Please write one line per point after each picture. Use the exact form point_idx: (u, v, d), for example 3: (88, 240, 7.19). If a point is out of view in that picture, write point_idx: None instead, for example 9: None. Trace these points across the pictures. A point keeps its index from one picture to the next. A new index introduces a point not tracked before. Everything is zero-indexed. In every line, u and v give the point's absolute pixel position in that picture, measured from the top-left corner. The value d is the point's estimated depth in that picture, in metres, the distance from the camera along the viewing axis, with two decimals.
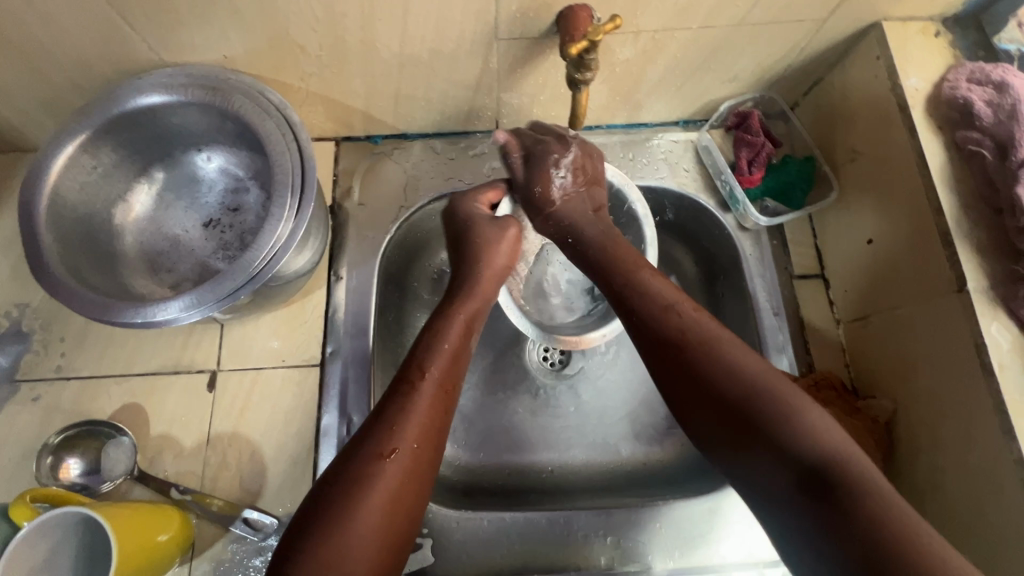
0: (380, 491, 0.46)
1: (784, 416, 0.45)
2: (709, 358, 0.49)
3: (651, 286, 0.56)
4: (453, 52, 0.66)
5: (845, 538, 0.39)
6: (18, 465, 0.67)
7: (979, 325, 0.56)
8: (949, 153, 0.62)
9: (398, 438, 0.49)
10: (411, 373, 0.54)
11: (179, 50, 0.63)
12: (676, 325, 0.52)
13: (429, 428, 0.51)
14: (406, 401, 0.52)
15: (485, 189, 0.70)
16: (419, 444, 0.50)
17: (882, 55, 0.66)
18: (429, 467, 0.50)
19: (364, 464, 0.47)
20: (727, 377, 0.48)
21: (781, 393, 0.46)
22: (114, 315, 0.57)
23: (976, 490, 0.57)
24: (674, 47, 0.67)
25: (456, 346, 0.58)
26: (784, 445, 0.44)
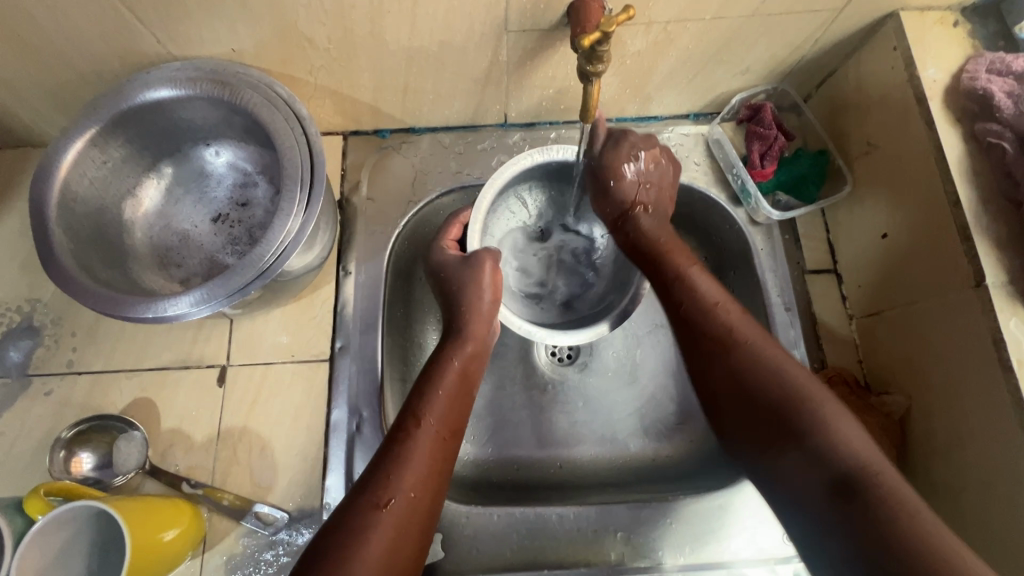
0: (378, 542, 0.46)
1: (817, 425, 0.47)
2: (750, 357, 0.53)
3: (698, 285, 0.58)
4: (462, 45, 0.65)
5: (875, 549, 0.42)
6: (31, 459, 0.68)
7: (998, 321, 0.55)
8: (968, 145, 0.60)
9: (394, 487, 0.50)
10: (405, 423, 0.55)
11: (187, 43, 0.63)
12: (724, 323, 0.55)
13: (427, 476, 0.52)
14: (403, 450, 0.53)
15: (448, 228, 0.71)
16: (415, 493, 0.50)
17: (899, 46, 0.65)
18: (428, 515, 0.51)
19: (362, 514, 0.48)
20: (770, 387, 0.51)
21: (810, 398, 0.49)
22: (125, 310, 0.57)
23: (993, 487, 0.56)
24: (685, 39, 0.66)
25: (451, 394, 0.59)
26: (814, 451, 0.47)
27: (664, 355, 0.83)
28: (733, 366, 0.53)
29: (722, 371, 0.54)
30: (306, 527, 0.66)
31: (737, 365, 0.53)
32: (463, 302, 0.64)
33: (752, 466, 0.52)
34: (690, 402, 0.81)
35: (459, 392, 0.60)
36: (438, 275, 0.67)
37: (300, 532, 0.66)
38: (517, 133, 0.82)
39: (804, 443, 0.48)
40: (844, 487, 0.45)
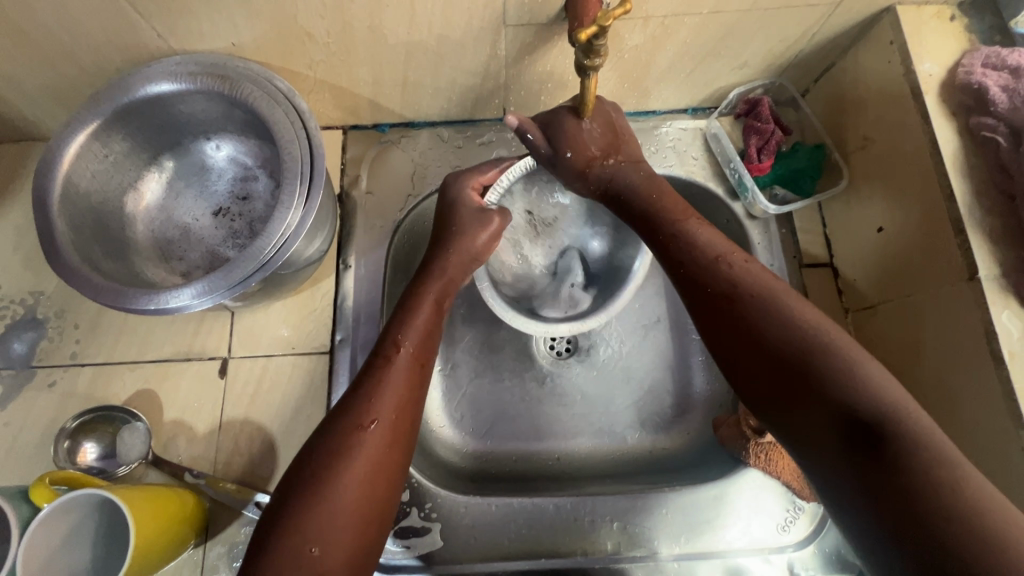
0: (361, 460, 0.48)
1: (832, 365, 0.45)
2: (759, 302, 0.50)
3: (697, 233, 0.57)
4: (461, 39, 0.65)
5: (898, 493, 0.39)
6: (36, 449, 0.69)
7: (990, 314, 0.55)
8: (963, 139, 0.61)
9: (376, 410, 0.50)
10: (386, 351, 0.55)
11: (187, 37, 0.63)
12: (728, 271, 0.53)
13: (401, 409, 0.52)
14: (383, 375, 0.53)
15: (481, 169, 0.70)
16: (396, 415, 0.51)
17: (896, 40, 0.65)
18: (410, 436, 0.52)
19: (344, 436, 0.49)
20: (779, 334, 0.48)
21: (831, 345, 0.46)
22: (128, 302, 0.58)
23: (983, 478, 0.57)
24: (683, 33, 0.67)
25: (428, 324, 0.59)
26: (829, 391, 0.44)
27: (661, 348, 0.83)
28: (738, 313, 0.50)
29: (728, 320, 0.51)
30: None
31: (739, 309, 0.50)
32: (456, 242, 0.64)
33: (766, 419, 0.49)
34: (686, 395, 0.82)
35: (432, 331, 0.59)
36: (445, 211, 0.67)
37: None
38: None
39: (819, 388, 0.44)
40: (864, 432, 0.42)
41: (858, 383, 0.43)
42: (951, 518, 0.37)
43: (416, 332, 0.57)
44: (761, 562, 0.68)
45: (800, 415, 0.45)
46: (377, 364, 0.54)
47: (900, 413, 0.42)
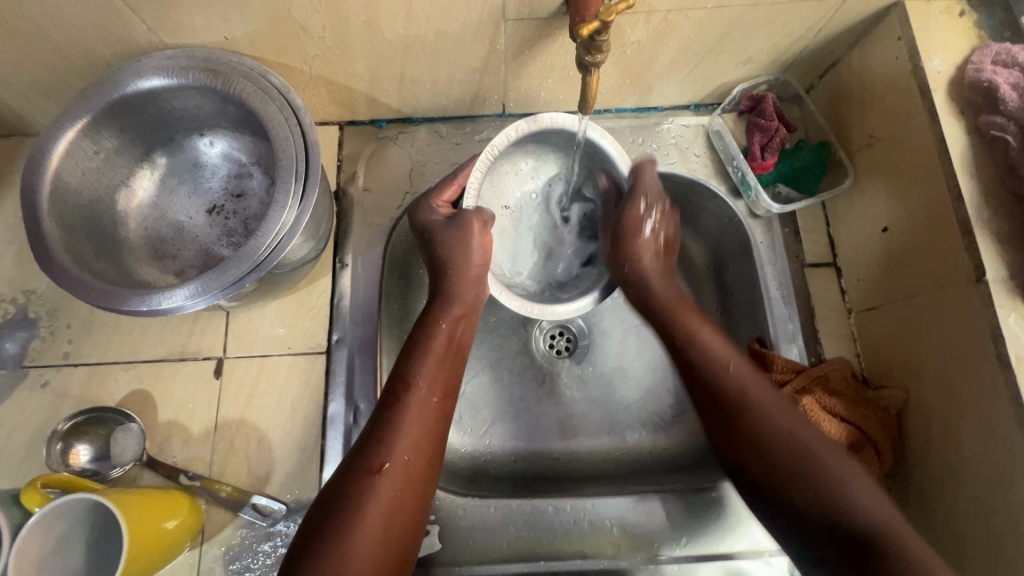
0: (377, 501, 0.50)
1: (832, 492, 0.51)
2: (760, 416, 0.56)
3: (707, 336, 0.62)
4: (459, 33, 0.64)
5: None
6: (29, 451, 0.68)
7: (997, 317, 0.54)
8: (971, 138, 0.59)
9: (388, 452, 0.52)
10: (398, 388, 0.56)
11: (178, 31, 0.62)
12: (736, 382, 0.58)
13: (421, 438, 0.54)
14: (396, 414, 0.55)
15: (443, 186, 0.69)
16: (410, 455, 0.53)
17: (904, 35, 0.63)
18: (427, 475, 0.54)
19: (359, 477, 0.51)
20: (783, 445, 0.54)
21: (824, 462, 0.52)
22: (119, 303, 0.57)
23: (988, 482, 0.56)
24: (686, 28, 0.65)
25: (440, 357, 0.60)
26: (830, 513, 0.50)
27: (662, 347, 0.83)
28: (748, 440, 0.56)
29: (739, 434, 0.56)
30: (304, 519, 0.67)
31: (746, 424, 0.56)
32: (451, 267, 0.64)
33: (762, 509, 0.56)
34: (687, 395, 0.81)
35: (448, 356, 0.61)
36: (424, 235, 0.66)
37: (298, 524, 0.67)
38: (515, 123, 0.81)
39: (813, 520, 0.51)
40: (860, 548, 0.48)
41: (853, 510, 0.50)
42: None
43: (432, 360, 0.59)
44: (762, 565, 0.67)
45: (808, 523, 0.52)
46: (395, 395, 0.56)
47: (891, 528, 0.49)
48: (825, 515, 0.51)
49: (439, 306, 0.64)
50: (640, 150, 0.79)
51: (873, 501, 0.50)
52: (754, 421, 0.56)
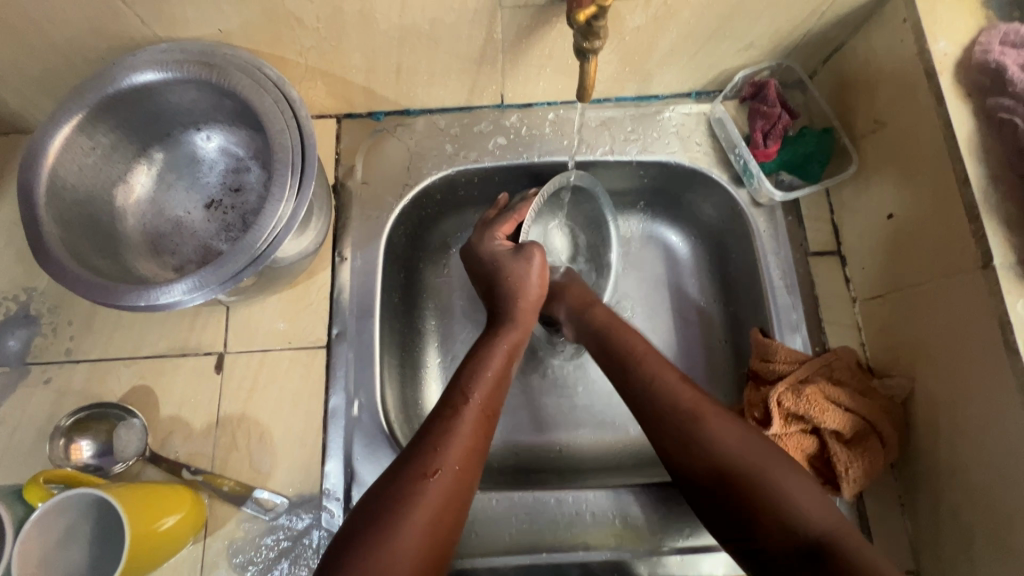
0: (425, 507, 0.49)
1: (783, 509, 0.51)
2: (705, 443, 0.56)
3: (646, 355, 0.63)
4: (456, 22, 0.63)
5: None
6: (32, 447, 0.68)
7: (1004, 303, 0.53)
8: (979, 121, 0.58)
9: (440, 459, 0.52)
10: (452, 399, 0.57)
11: (171, 24, 0.61)
12: (685, 413, 0.58)
13: (471, 450, 0.54)
14: (451, 423, 0.55)
15: (502, 221, 0.72)
16: (460, 465, 0.52)
17: (909, 17, 0.62)
18: (469, 490, 0.53)
19: (410, 481, 0.50)
20: (732, 456, 0.55)
21: (775, 470, 0.53)
22: (118, 299, 0.56)
23: (994, 471, 0.55)
24: (686, 13, 0.64)
25: (497, 375, 0.60)
26: (782, 515, 0.51)
27: None
28: (699, 476, 0.56)
29: (693, 455, 0.56)
30: (306, 512, 0.67)
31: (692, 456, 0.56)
32: (517, 291, 0.66)
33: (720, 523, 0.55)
34: None
35: (503, 374, 0.62)
36: (489, 265, 0.69)
37: (300, 517, 0.67)
38: (514, 114, 0.80)
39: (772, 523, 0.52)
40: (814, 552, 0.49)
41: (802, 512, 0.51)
42: None
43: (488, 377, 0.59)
44: None
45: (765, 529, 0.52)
46: (447, 406, 0.56)
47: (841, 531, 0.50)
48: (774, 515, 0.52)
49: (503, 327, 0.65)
50: (640, 138, 0.78)
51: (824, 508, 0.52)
52: (716, 452, 0.55)
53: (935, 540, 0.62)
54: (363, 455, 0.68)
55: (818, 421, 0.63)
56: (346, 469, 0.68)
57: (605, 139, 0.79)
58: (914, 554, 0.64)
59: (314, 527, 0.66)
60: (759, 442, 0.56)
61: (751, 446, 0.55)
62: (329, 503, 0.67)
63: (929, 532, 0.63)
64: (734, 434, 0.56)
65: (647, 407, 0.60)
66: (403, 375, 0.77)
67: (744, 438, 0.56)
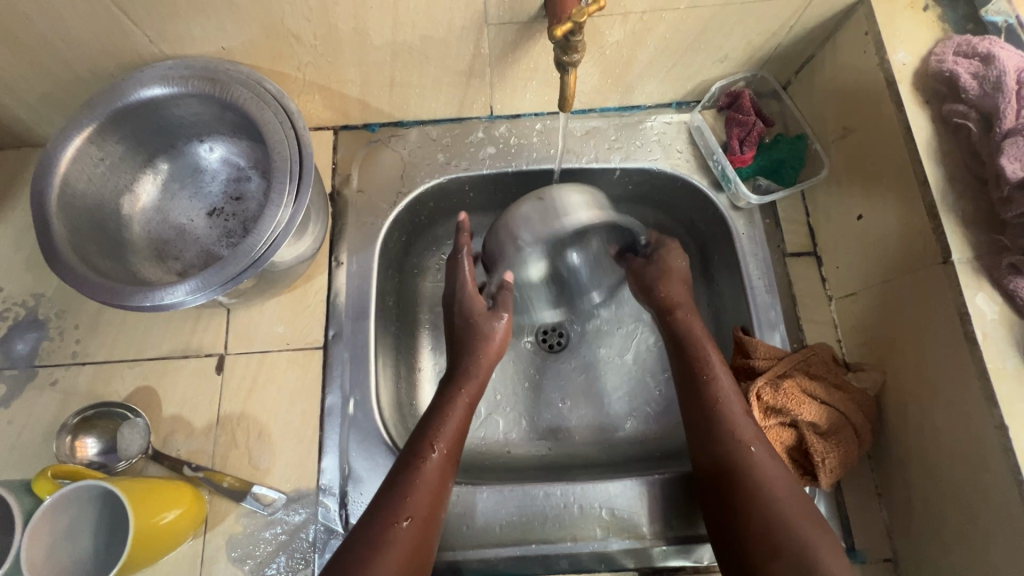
0: (392, 555, 0.55)
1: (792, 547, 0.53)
2: (752, 475, 0.58)
3: (725, 384, 0.65)
4: (444, 38, 0.67)
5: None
6: (38, 447, 0.71)
7: (963, 296, 0.56)
8: (936, 126, 0.62)
9: (409, 507, 0.58)
10: (418, 447, 0.63)
11: (177, 42, 0.65)
12: (742, 443, 0.60)
13: (434, 496, 0.60)
14: (415, 474, 0.60)
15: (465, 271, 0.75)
16: (421, 513, 0.58)
17: (870, 30, 0.66)
18: (431, 532, 0.59)
19: (379, 531, 0.56)
20: (733, 442, 0.60)
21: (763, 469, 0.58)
22: (123, 299, 0.59)
23: (960, 457, 0.57)
24: (662, 29, 0.68)
25: (460, 423, 0.66)
26: (756, 504, 0.56)
27: (649, 339, 0.86)
28: (729, 506, 0.58)
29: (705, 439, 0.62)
30: (303, 507, 0.69)
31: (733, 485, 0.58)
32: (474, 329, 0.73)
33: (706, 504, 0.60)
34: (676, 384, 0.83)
35: (465, 424, 0.68)
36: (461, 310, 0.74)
37: (297, 512, 0.69)
38: (503, 125, 0.84)
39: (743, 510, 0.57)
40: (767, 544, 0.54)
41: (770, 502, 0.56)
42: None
43: (451, 425, 0.65)
44: None
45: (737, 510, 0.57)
46: (414, 454, 0.62)
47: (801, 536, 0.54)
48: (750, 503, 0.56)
49: (462, 378, 0.70)
50: (623, 146, 0.82)
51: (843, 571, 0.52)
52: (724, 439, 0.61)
53: (910, 528, 0.64)
54: (358, 451, 0.71)
55: (795, 413, 0.66)
56: (342, 465, 0.70)
57: (590, 147, 0.82)
58: (891, 541, 0.66)
59: (311, 522, 0.69)
60: (802, 497, 0.57)
61: (797, 496, 0.57)
62: (325, 498, 0.69)
63: (904, 520, 0.65)
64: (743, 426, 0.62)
65: (704, 431, 0.63)
66: (398, 374, 0.80)
67: (793, 487, 0.58)
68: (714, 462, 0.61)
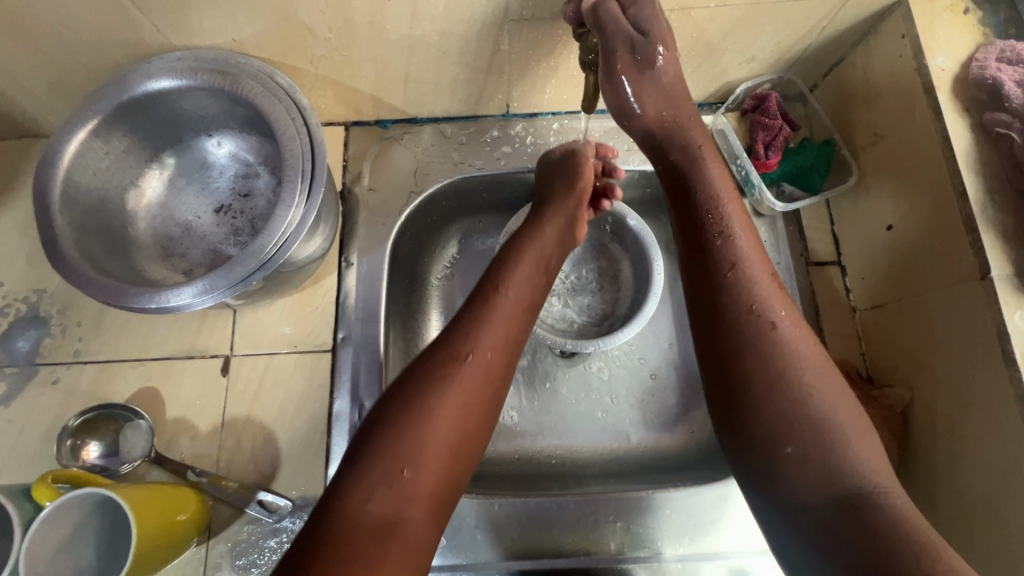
0: (449, 414, 0.49)
1: (812, 432, 0.46)
2: (785, 356, 0.49)
3: (742, 244, 0.56)
4: (465, 34, 0.65)
5: (819, 474, 0.45)
6: (39, 448, 0.69)
7: (1002, 314, 0.54)
8: (977, 135, 0.59)
9: (471, 349, 0.53)
10: (485, 290, 0.59)
11: (185, 32, 0.62)
12: (762, 318, 0.51)
13: (502, 341, 0.56)
14: (483, 313, 0.56)
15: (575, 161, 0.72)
16: (490, 356, 0.54)
17: (907, 33, 0.63)
18: (495, 379, 0.54)
19: (440, 364, 0.52)
20: (744, 310, 0.52)
21: (776, 337, 0.50)
22: (128, 300, 0.57)
23: (993, 481, 0.55)
24: (690, 28, 0.65)
25: (535, 270, 0.62)
26: (770, 373, 0.48)
27: (664, 347, 0.84)
28: (738, 377, 0.49)
29: (709, 305, 0.53)
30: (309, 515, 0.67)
31: (759, 369, 0.49)
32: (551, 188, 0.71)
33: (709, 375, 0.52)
34: (691, 394, 0.81)
35: (540, 276, 0.63)
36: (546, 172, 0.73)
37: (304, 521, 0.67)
38: (519, 123, 0.81)
39: (750, 383, 0.49)
40: (783, 429, 0.47)
41: (784, 363, 0.48)
42: (834, 474, 0.44)
43: (522, 272, 0.61)
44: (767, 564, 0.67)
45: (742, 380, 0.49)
46: (483, 295, 0.58)
47: (820, 418, 0.46)
48: (759, 371, 0.49)
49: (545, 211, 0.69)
50: None
51: (878, 463, 0.45)
52: (728, 306, 0.52)
53: None
54: None
55: None
56: None
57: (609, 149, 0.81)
58: None
59: None
60: (836, 380, 0.48)
61: (827, 379, 0.48)
62: None
63: None
64: (759, 293, 0.52)
65: (727, 307, 0.52)
66: None
67: (822, 363, 0.49)
68: (721, 328, 0.52)
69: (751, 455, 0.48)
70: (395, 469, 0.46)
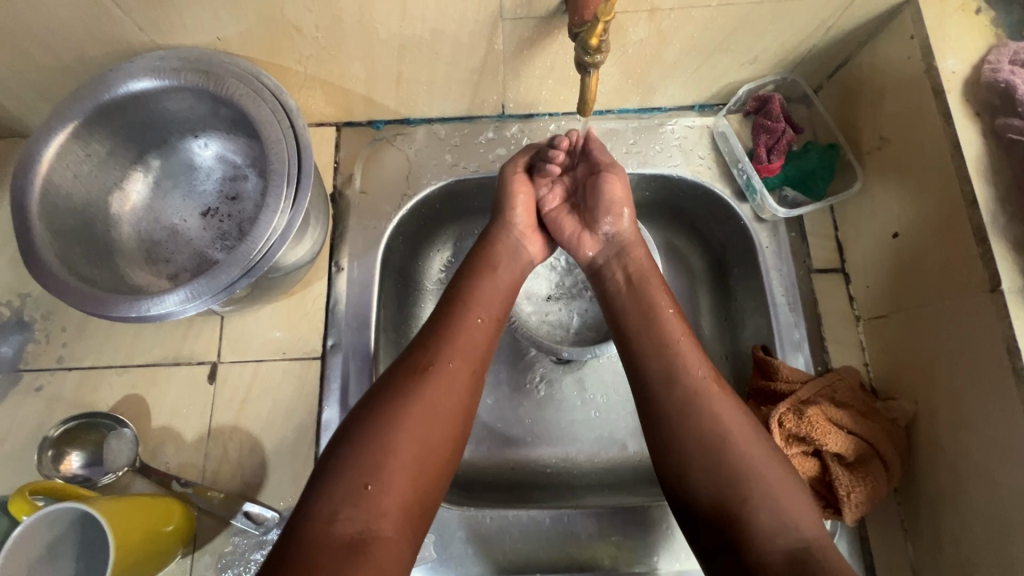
0: (415, 424, 0.49)
1: (742, 496, 0.49)
2: (701, 428, 0.52)
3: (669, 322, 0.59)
4: (457, 34, 0.62)
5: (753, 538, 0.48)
6: (21, 456, 0.67)
7: (1012, 328, 0.52)
8: (988, 141, 0.57)
9: (436, 361, 0.53)
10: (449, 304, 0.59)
11: (169, 30, 0.60)
12: (686, 387, 0.55)
13: (471, 350, 0.56)
14: (453, 326, 0.57)
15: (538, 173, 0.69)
16: (454, 364, 0.54)
17: (916, 34, 0.61)
18: (464, 389, 0.54)
19: (405, 376, 0.52)
20: (670, 385, 0.55)
21: (701, 404, 0.54)
22: (108, 309, 0.56)
23: (1001, 501, 0.53)
24: (690, 27, 0.63)
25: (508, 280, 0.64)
26: (699, 443, 0.52)
27: None
28: (671, 449, 0.53)
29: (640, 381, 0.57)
30: None
31: (689, 441, 0.52)
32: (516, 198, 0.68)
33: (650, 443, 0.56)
34: None
35: (507, 289, 0.63)
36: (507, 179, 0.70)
37: None
38: (515, 125, 0.79)
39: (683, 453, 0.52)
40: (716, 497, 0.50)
41: (714, 438, 0.52)
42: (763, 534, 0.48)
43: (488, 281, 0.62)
44: None
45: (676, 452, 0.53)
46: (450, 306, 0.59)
47: (750, 484, 0.50)
48: (688, 442, 0.52)
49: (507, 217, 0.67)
50: (641, 150, 0.77)
51: (803, 519, 0.49)
52: (658, 379, 0.56)
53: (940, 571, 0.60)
54: None
55: (819, 443, 0.61)
56: None
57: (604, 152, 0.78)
58: None
59: None
60: (761, 443, 0.53)
61: (752, 442, 0.52)
62: None
63: (934, 562, 0.61)
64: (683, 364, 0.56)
65: (651, 381, 0.56)
66: None
67: (747, 427, 0.53)
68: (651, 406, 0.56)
69: (695, 518, 0.51)
70: (360, 485, 0.46)
